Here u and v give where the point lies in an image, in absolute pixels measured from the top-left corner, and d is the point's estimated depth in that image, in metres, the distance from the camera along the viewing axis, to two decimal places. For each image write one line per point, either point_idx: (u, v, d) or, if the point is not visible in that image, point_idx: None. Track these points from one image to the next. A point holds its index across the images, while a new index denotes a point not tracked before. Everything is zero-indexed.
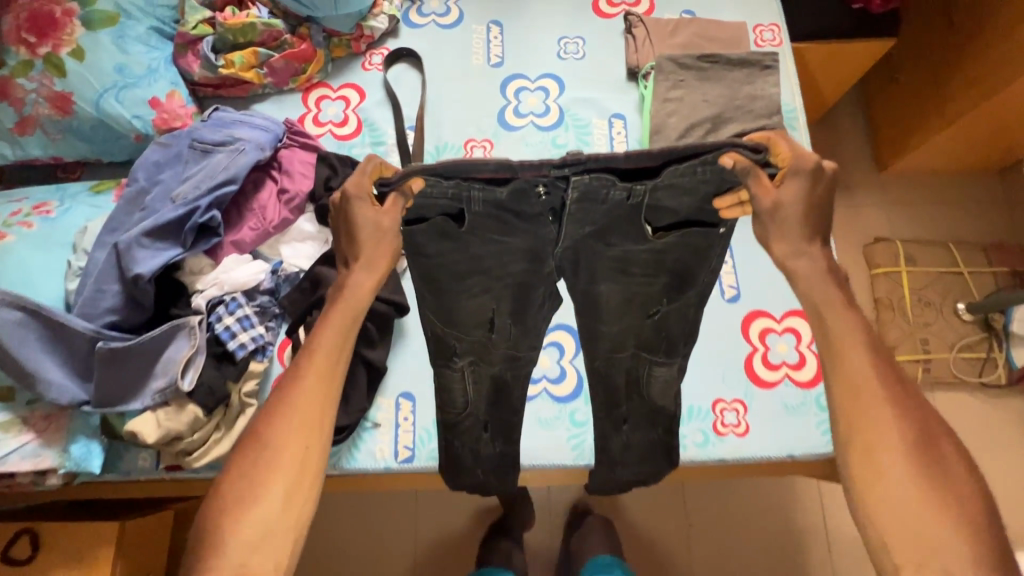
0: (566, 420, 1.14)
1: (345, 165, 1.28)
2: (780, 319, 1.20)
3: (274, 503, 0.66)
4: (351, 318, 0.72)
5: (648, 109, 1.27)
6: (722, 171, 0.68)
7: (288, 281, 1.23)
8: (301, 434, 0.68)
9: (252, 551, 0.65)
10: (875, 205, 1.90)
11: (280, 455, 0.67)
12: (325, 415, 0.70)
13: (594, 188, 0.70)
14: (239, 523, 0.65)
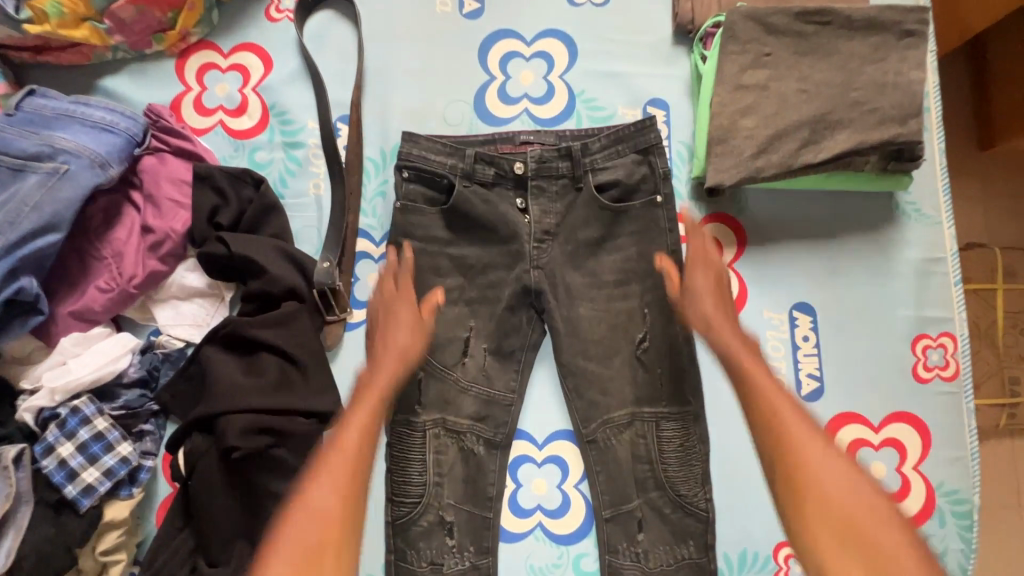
0: (568, 569, 0.81)
1: (242, 186, 0.85)
2: (878, 427, 0.83)
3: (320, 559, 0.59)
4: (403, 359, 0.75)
5: (706, 100, 0.82)
6: (639, 140, 0.85)
7: (168, 362, 0.84)
8: (350, 489, 0.63)
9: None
10: (974, 198, 1.45)
11: (331, 504, 0.61)
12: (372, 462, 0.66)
13: (551, 157, 0.84)
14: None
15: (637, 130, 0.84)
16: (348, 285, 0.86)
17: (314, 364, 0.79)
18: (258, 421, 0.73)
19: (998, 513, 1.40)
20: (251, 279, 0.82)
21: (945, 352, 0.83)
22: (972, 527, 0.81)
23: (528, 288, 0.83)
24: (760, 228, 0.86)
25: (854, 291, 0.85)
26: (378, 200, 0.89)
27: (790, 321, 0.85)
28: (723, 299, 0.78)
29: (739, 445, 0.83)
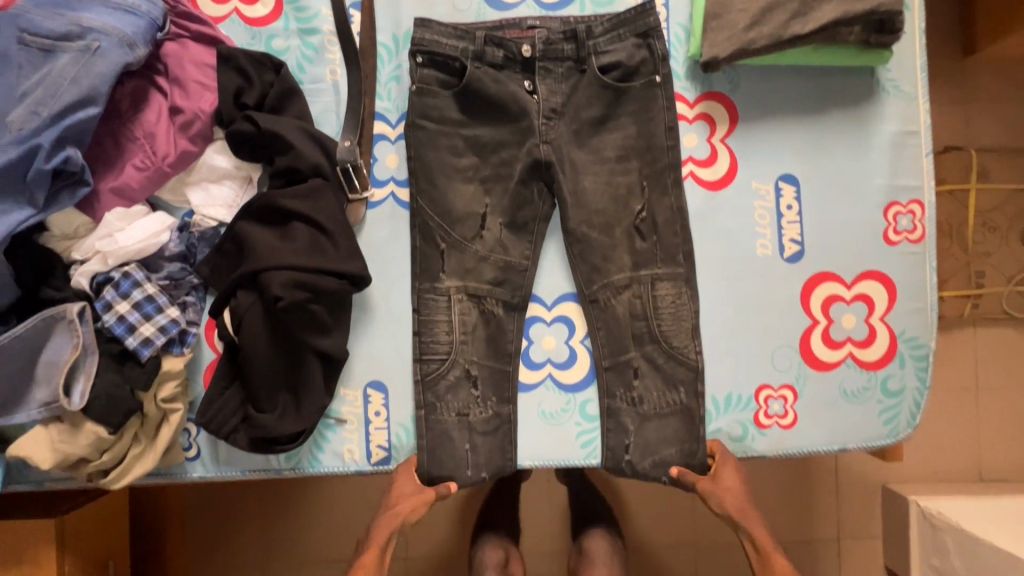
0: (575, 413, 0.92)
1: (263, 70, 0.89)
2: (850, 284, 0.93)
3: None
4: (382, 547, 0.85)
5: None
6: (640, 23, 0.90)
7: (203, 240, 0.91)
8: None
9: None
10: (953, 102, 1.52)
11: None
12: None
13: (557, 40, 0.89)
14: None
15: (637, 13, 0.89)
16: (368, 165, 0.92)
17: (341, 233, 0.86)
18: (296, 277, 0.81)
19: (957, 394, 1.56)
20: (278, 156, 0.87)
21: (914, 216, 0.92)
22: (927, 368, 0.93)
23: (537, 162, 0.89)
24: (750, 106, 0.92)
25: (834, 164, 0.93)
26: (392, 84, 0.93)
27: (775, 192, 0.93)
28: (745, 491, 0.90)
29: (727, 302, 0.92)
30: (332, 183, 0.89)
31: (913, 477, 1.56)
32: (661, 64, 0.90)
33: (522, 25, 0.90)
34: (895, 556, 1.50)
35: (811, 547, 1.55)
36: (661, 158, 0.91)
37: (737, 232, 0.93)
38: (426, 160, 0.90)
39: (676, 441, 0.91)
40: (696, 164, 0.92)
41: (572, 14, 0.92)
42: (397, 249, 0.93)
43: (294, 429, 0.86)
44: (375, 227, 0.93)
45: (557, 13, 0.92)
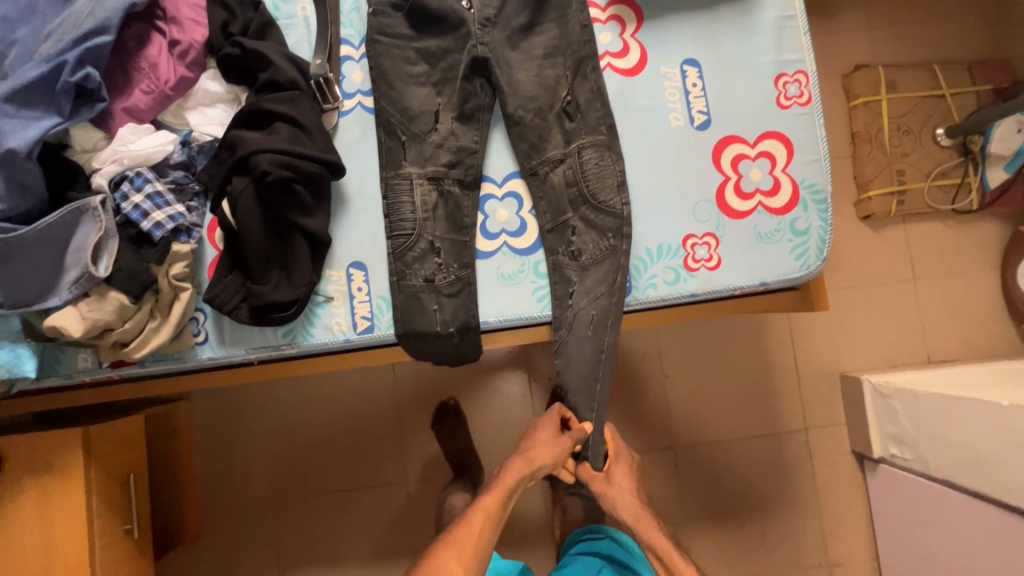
0: (530, 272, 1.07)
1: (244, 7, 1.07)
2: (754, 143, 1.09)
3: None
4: (515, 481, 1.02)
5: None
6: None
7: (202, 152, 1.07)
8: (490, 506, 0.98)
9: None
10: (857, 27, 1.73)
11: (452, 558, 0.90)
12: (481, 547, 0.93)
13: None
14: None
15: None
16: (337, 80, 1.10)
17: (318, 130, 1.03)
18: (280, 159, 0.97)
19: (896, 286, 1.71)
20: (261, 73, 1.05)
21: (800, 83, 1.10)
22: (827, 209, 1.08)
23: (477, 60, 1.07)
24: (652, 5, 1.11)
25: (728, 46, 1.11)
26: (353, 14, 1.12)
27: (681, 74, 1.10)
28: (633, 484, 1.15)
29: (649, 167, 1.08)
30: (308, 92, 1.06)
31: (868, 365, 1.69)
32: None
33: None
34: (858, 437, 1.61)
35: (781, 439, 1.66)
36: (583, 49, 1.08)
37: (653, 109, 1.10)
38: (386, 69, 1.07)
39: (607, 279, 1.04)
40: (612, 57, 1.10)
41: None
42: (366, 149, 1.09)
43: (288, 298, 1.01)
44: (347, 132, 1.10)
45: None
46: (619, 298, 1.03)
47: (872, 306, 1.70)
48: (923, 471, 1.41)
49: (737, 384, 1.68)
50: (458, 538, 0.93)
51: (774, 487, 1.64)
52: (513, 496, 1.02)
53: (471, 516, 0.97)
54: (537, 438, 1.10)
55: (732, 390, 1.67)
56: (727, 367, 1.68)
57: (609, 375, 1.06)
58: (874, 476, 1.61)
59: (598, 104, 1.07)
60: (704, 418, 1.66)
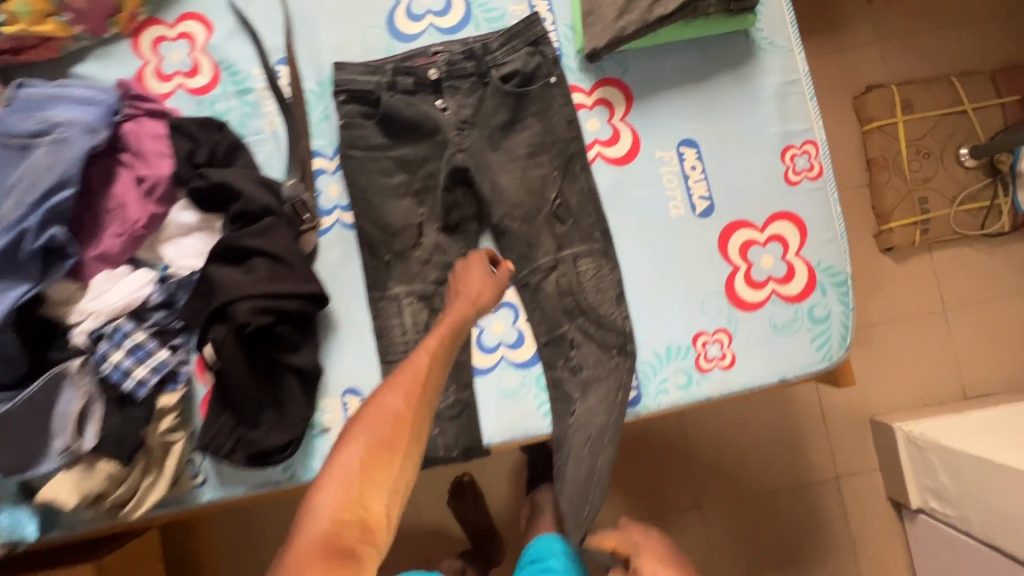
0: (531, 387, 1.01)
1: (208, 131, 1.01)
2: (764, 226, 1.01)
3: (350, 518, 0.68)
4: (459, 320, 0.82)
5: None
6: (527, 33, 1.00)
7: (183, 287, 1.03)
8: (435, 351, 0.78)
9: (358, 492, 0.70)
10: (865, 43, 1.61)
11: (397, 405, 0.74)
12: (428, 394, 0.77)
13: (459, 60, 1.00)
14: (331, 513, 0.68)
15: (526, 25, 1.00)
16: (313, 197, 1.04)
17: (297, 261, 0.98)
18: (259, 304, 0.92)
19: (925, 319, 1.61)
20: (232, 203, 0.99)
21: (809, 156, 1.01)
22: (848, 292, 1.00)
23: (457, 168, 0.99)
24: (641, 85, 1.02)
25: (727, 121, 1.02)
26: (324, 123, 1.05)
27: (678, 157, 1.02)
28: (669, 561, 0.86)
29: (648, 263, 1.01)
30: (284, 219, 1.01)
31: (899, 405, 1.60)
32: (552, 64, 1.01)
33: (430, 52, 1.02)
34: (894, 485, 1.54)
35: (812, 491, 1.59)
36: (567, 146, 1.01)
37: (650, 199, 1.02)
38: (364, 185, 1.01)
39: (615, 395, 0.98)
40: (600, 147, 1.02)
41: (470, 36, 1.03)
42: (349, 268, 1.03)
43: (283, 440, 0.97)
44: (328, 252, 1.04)
45: (462, 37, 1.03)
46: (619, 415, 0.97)
47: (899, 343, 1.61)
48: (966, 530, 1.34)
49: (762, 436, 1.60)
50: (401, 383, 0.76)
51: (807, 541, 1.58)
52: (460, 338, 0.83)
53: (412, 361, 0.77)
54: (468, 280, 0.85)
55: (758, 442, 1.60)
56: (749, 418, 1.60)
57: (600, 497, 0.96)
58: (912, 525, 1.53)
59: (588, 204, 1.00)
60: (728, 474, 1.60)
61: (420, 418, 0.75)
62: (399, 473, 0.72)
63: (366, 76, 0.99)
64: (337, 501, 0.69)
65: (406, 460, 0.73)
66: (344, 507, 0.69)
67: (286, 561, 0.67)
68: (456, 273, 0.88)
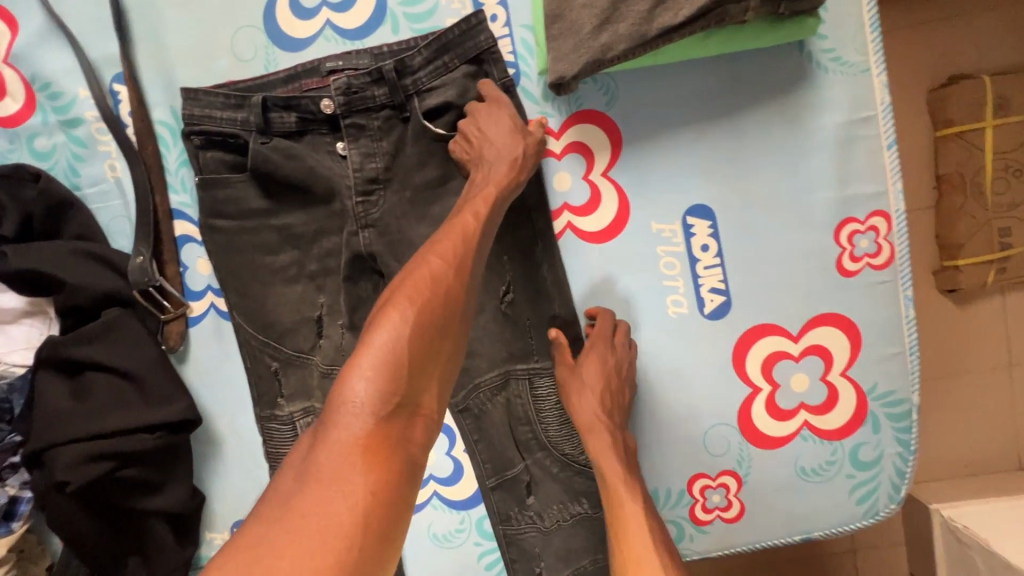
0: (472, 532, 0.77)
1: (19, 186, 0.73)
2: (799, 335, 0.71)
3: (400, 408, 0.46)
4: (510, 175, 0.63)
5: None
6: (467, 44, 0.68)
7: (16, 392, 0.78)
8: (486, 208, 0.59)
9: (406, 379, 0.47)
10: (951, 17, 1.21)
11: (450, 269, 0.52)
12: (478, 259, 0.56)
13: (361, 86, 0.67)
14: (377, 403, 0.45)
15: (463, 32, 0.67)
16: (176, 277, 0.76)
17: (150, 374, 0.72)
18: (90, 448, 0.68)
19: (986, 374, 1.31)
20: (54, 292, 0.72)
21: (876, 235, 0.69)
22: (910, 426, 0.72)
23: (359, 253, 0.70)
24: (635, 122, 0.70)
25: (758, 180, 0.70)
26: (184, 171, 0.75)
27: (684, 231, 0.71)
28: (613, 388, 0.69)
29: (634, 378, 0.73)
30: (136, 310, 0.75)
31: (941, 474, 1.34)
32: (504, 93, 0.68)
33: (324, 72, 0.69)
34: (921, 567, 1.31)
35: (824, 565, 1.37)
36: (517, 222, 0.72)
37: (640, 291, 0.72)
38: (239, 265, 0.72)
39: (588, 553, 0.75)
40: (572, 213, 0.71)
41: (382, 47, 0.70)
42: (233, 371, 0.78)
43: None
44: (201, 351, 0.78)
45: (372, 47, 0.70)
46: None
47: (951, 403, 1.32)
48: None
49: None
50: (450, 242, 0.55)
51: None
52: (511, 198, 0.64)
53: (459, 219, 0.57)
54: (502, 135, 0.65)
55: None
56: None
57: None
58: None
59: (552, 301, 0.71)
60: None
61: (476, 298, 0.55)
62: (451, 364, 0.51)
63: (228, 111, 0.68)
64: (380, 388, 0.46)
65: (459, 345, 0.52)
66: (388, 396, 0.46)
67: (315, 473, 0.43)
68: (475, 109, 0.67)
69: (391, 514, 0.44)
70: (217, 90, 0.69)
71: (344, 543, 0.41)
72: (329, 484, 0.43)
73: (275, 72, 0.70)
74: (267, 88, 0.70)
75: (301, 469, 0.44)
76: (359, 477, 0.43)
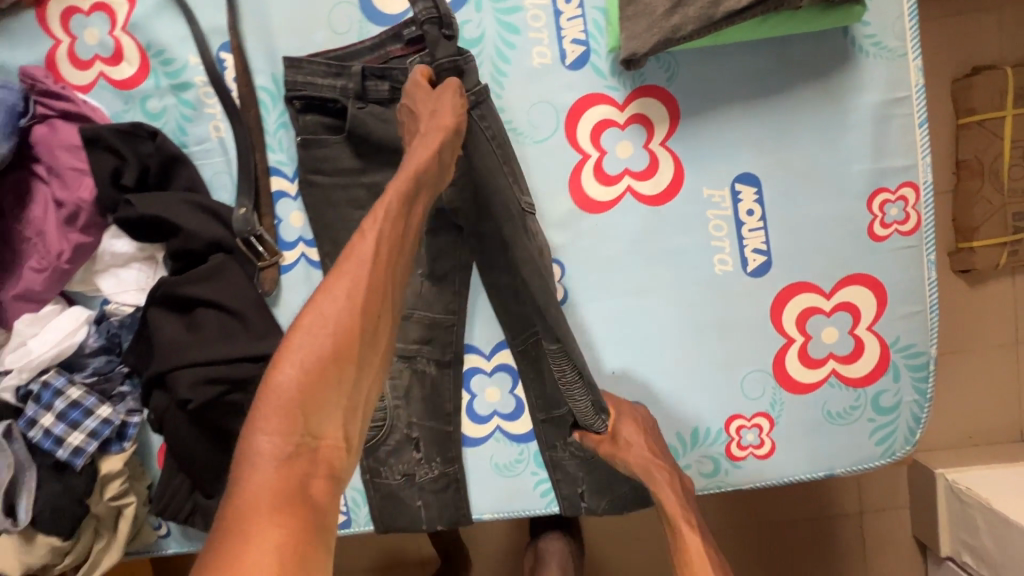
0: (529, 463, 0.87)
1: (138, 141, 0.81)
2: (831, 293, 0.80)
3: (297, 450, 0.53)
4: (420, 175, 0.66)
5: None
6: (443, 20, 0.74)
7: (125, 328, 0.87)
8: (387, 234, 0.61)
9: (303, 418, 0.54)
10: (974, 13, 1.28)
11: (337, 309, 0.57)
12: (376, 287, 0.60)
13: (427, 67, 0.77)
14: (276, 446, 0.52)
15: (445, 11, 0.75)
16: (271, 228, 0.85)
17: (252, 312, 0.82)
18: (205, 372, 0.77)
19: (994, 351, 1.39)
20: (170, 237, 0.81)
21: (905, 205, 0.77)
22: (926, 376, 0.80)
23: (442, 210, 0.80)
24: (692, 97, 0.78)
25: (801, 151, 0.78)
26: (281, 132, 0.83)
27: (732, 196, 0.79)
28: (653, 439, 0.79)
29: (680, 328, 0.82)
30: (236, 257, 0.84)
31: (947, 444, 1.43)
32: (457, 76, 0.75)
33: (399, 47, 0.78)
34: (924, 528, 1.41)
35: (830, 525, 1.47)
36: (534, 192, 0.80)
37: (691, 250, 0.80)
38: (334, 217, 0.82)
39: (627, 478, 0.87)
40: (632, 179, 0.79)
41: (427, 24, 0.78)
42: None
43: None
44: (291, 296, 0.86)
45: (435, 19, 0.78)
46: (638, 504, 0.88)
47: (959, 378, 1.40)
48: None
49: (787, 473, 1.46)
50: (341, 279, 0.58)
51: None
52: (417, 218, 0.66)
53: (352, 250, 0.60)
54: (428, 127, 0.69)
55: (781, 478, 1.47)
56: None
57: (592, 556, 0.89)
58: (936, 569, 1.43)
59: (609, 260, 0.81)
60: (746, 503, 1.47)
61: (373, 323, 0.59)
62: (347, 400, 0.57)
63: (327, 79, 0.77)
64: (280, 434, 0.52)
65: (359, 372, 0.58)
66: (290, 440, 0.53)
67: (226, 522, 0.49)
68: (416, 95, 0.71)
69: (305, 546, 0.49)
70: (316, 59, 0.77)
71: None
72: (240, 534, 0.48)
73: (363, 42, 0.79)
74: (358, 57, 0.79)
75: (218, 519, 0.50)
76: (267, 520, 0.49)
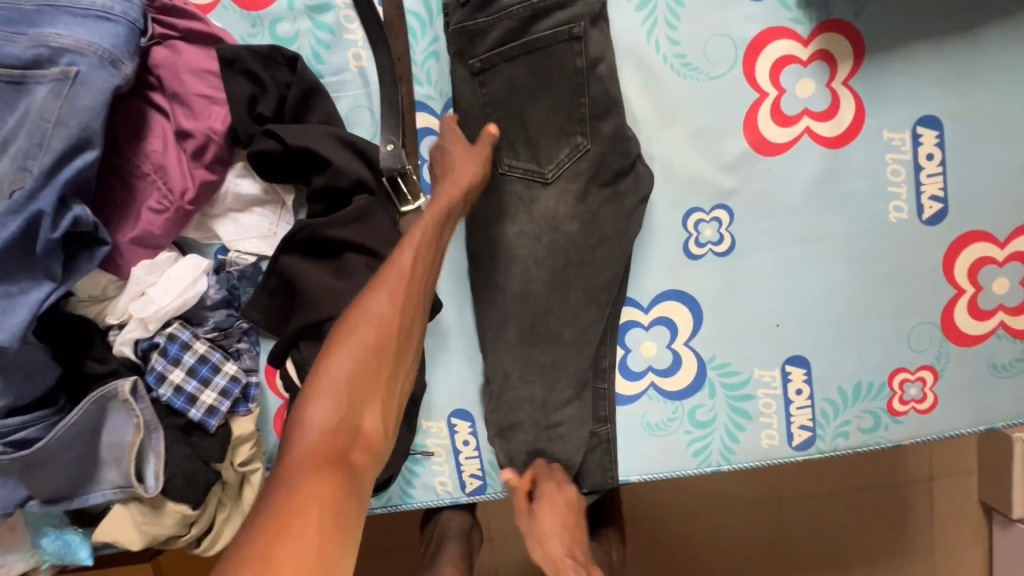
0: (683, 421, 0.83)
1: (275, 68, 0.74)
2: (1005, 242, 0.78)
3: (341, 427, 0.54)
4: (447, 214, 0.65)
5: None
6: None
7: (245, 279, 0.79)
8: (430, 236, 0.63)
9: (349, 401, 0.55)
10: None
11: (388, 305, 0.58)
12: (422, 289, 0.61)
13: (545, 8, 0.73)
14: (325, 422, 0.54)
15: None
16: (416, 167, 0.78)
17: None
18: None
19: None
20: (315, 175, 0.74)
21: None
22: None
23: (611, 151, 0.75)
24: (879, 34, 0.74)
25: (986, 93, 0.75)
26: (431, 62, 0.76)
27: (913, 140, 0.76)
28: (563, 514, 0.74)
29: (849, 277, 0.79)
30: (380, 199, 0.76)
31: None
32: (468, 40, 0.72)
33: None
34: None
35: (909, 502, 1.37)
36: (587, 135, 0.74)
37: (866, 195, 0.77)
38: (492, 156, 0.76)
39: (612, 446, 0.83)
40: (811, 121, 0.75)
41: None
42: (462, 265, 0.80)
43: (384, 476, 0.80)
44: None
45: None
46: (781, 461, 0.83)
47: None
48: None
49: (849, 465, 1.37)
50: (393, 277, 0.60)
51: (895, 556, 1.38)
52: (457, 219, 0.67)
53: (398, 252, 0.62)
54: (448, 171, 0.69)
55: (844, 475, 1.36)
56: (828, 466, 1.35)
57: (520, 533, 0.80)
58: None
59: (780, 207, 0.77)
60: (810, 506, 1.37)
61: (416, 319, 0.60)
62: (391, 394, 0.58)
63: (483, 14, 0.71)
64: (329, 413, 0.54)
65: (401, 368, 0.59)
66: (336, 418, 0.54)
67: (271, 489, 0.51)
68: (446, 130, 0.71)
69: (336, 520, 0.50)
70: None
71: (309, 551, 0.47)
72: (288, 499, 0.49)
73: None
74: None
75: (265, 486, 0.52)
76: (309, 479, 0.51)
